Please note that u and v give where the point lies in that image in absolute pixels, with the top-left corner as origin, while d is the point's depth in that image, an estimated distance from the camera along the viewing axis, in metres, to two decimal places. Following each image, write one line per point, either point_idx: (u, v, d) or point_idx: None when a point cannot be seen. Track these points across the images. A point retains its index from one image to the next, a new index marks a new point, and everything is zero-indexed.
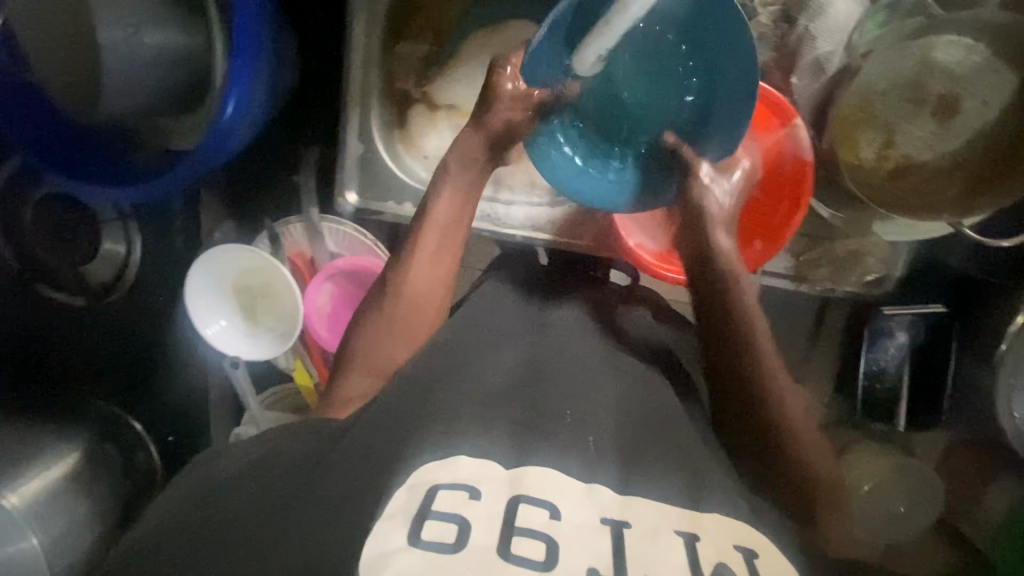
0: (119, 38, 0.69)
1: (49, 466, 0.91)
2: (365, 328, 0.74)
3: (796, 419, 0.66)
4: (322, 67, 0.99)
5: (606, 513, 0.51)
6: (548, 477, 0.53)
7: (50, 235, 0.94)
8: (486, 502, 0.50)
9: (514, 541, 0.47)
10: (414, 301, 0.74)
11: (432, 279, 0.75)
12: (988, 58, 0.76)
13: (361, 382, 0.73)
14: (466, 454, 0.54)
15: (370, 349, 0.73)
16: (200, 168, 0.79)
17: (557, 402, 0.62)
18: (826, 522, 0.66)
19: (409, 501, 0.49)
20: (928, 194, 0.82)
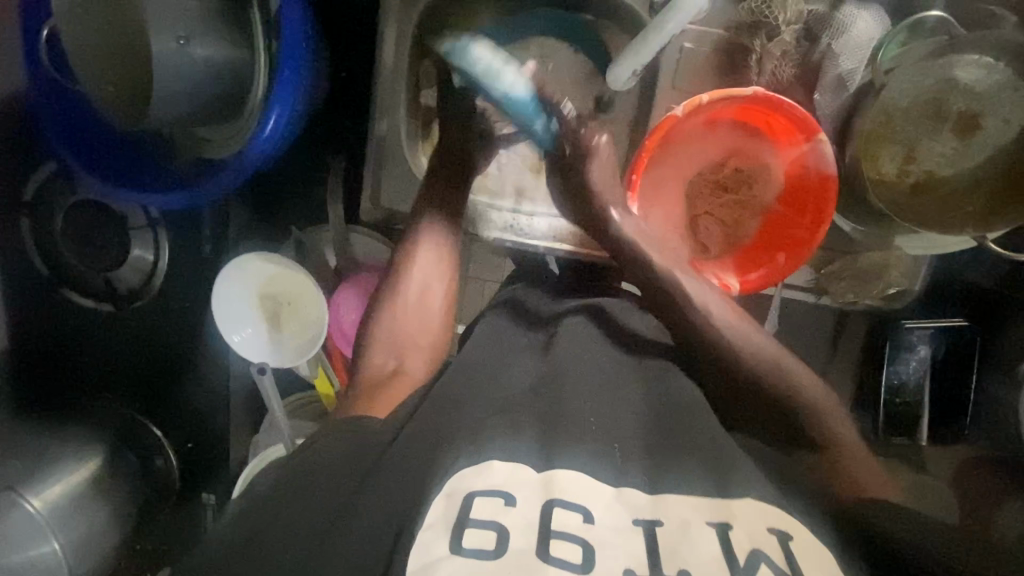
0: (170, 49, 0.69)
1: (69, 472, 0.92)
2: (379, 323, 0.84)
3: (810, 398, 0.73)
4: (351, 80, 1.01)
5: (639, 514, 0.51)
6: (582, 479, 0.53)
7: (82, 241, 0.96)
8: (521, 508, 0.50)
9: (552, 543, 0.48)
10: (417, 300, 0.85)
11: (426, 282, 0.87)
12: (1008, 78, 0.77)
13: (384, 371, 0.79)
14: (498, 458, 0.53)
15: (391, 336, 0.83)
16: (237, 176, 0.82)
17: (579, 412, 0.61)
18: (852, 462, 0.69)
19: (447, 508, 0.49)
20: (949, 209, 0.83)
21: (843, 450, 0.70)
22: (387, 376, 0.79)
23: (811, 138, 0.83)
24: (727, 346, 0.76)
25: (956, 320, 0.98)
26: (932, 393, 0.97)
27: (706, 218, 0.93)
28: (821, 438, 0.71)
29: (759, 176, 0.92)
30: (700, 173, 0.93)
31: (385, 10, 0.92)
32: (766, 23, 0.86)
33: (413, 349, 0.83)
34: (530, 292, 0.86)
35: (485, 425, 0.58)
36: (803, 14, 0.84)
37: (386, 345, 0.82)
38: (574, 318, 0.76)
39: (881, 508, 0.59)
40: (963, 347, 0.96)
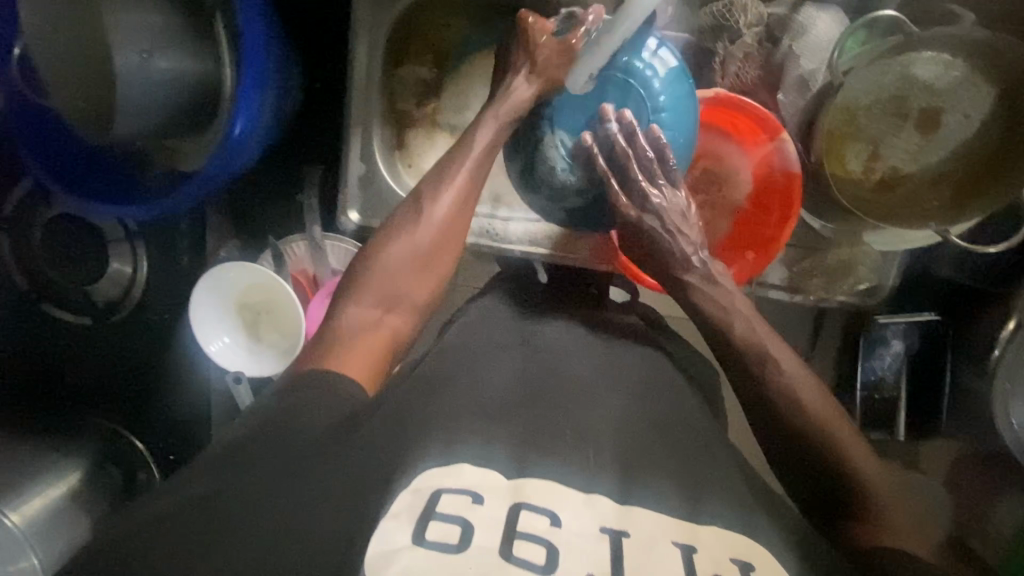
0: (133, 63, 0.70)
1: (50, 485, 0.92)
2: (382, 259, 0.75)
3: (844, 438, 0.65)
4: (326, 90, 1.03)
5: (606, 522, 0.52)
6: (552, 487, 0.54)
7: (59, 254, 0.97)
8: (488, 507, 0.51)
9: (516, 544, 0.49)
10: (429, 252, 0.77)
11: (444, 242, 0.78)
12: (966, 72, 0.79)
13: (372, 321, 0.72)
14: (469, 462, 0.54)
15: (381, 285, 0.74)
16: (207, 183, 0.83)
17: (555, 423, 0.62)
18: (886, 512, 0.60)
19: (413, 503, 0.50)
20: (914, 204, 0.84)
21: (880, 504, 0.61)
22: (370, 326, 0.72)
23: (775, 138, 0.86)
24: (779, 396, 0.68)
25: (929, 314, 0.99)
26: (907, 386, 0.98)
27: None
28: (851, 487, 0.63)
29: (727, 176, 0.91)
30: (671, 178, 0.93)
31: (356, 22, 0.94)
32: (729, 27, 0.87)
33: (402, 307, 0.75)
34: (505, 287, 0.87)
35: (451, 422, 0.59)
36: (764, 17, 0.86)
37: (378, 294, 0.74)
38: (552, 325, 0.78)
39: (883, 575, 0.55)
40: (938, 341, 0.97)
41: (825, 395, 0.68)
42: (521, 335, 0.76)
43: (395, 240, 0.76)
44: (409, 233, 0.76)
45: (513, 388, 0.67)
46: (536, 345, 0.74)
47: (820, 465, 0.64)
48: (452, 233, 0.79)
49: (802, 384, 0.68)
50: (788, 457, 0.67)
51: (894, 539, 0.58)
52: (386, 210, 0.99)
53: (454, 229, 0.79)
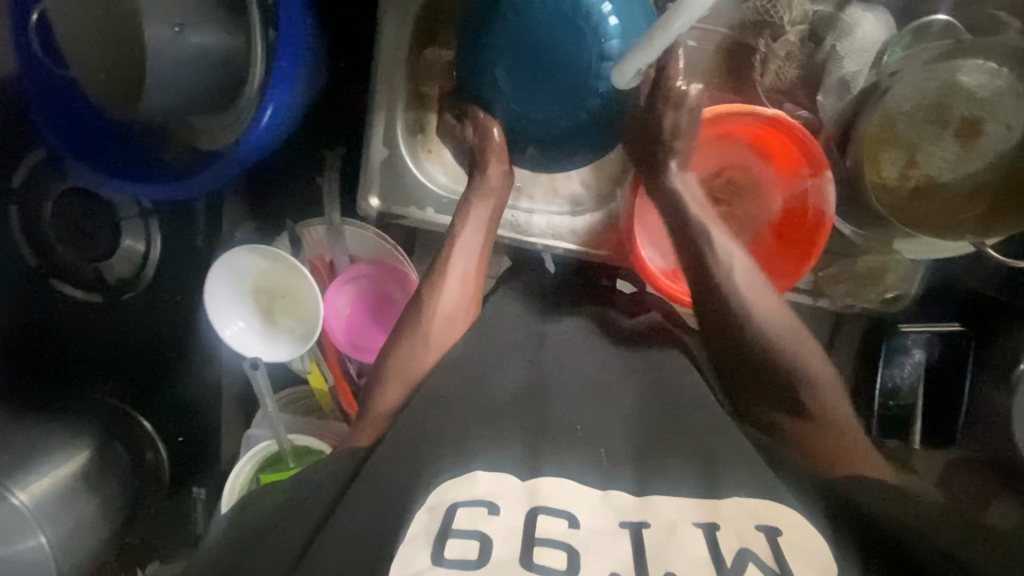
0: (165, 37, 0.68)
1: (59, 465, 0.91)
2: (400, 341, 0.73)
3: (793, 339, 0.70)
4: (350, 70, 1.00)
5: (626, 517, 0.52)
6: (564, 483, 0.54)
7: (71, 230, 0.95)
8: (505, 516, 0.50)
9: (537, 550, 0.48)
10: (438, 337, 0.74)
11: (454, 321, 0.75)
12: (1010, 83, 0.78)
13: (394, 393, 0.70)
14: (482, 468, 0.54)
15: (400, 369, 0.72)
16: (232, 169, 0.80)
17: (565, 418, 0.62)
18: (821, 412, 0.67)
19: (430, 521, 0.50)
20: (949, 214, 0.82)
21: (826, 415, 0.67)
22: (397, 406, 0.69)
23: (817, 175, 0.85)
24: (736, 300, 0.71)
25: (952, 325, 0.98)
26: (924, 396, 0.97)
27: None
28: (798, 398, 0.68)
29: (751, 196, 0.91)
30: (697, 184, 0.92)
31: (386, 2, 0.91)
32: (771, 24, 0.86)
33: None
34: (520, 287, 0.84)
35: (477, 429, 0.59)
36: (809, 15, 0.85)
37: (399, 373, 0.71)
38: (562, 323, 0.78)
39: (861, 488, 0.57)
40: (957, 352, 0.96)
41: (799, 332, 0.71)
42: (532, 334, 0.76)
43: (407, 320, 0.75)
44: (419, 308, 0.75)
45: (522, 385, 0.68)
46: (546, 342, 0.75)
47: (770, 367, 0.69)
48: (472, 287, 0.77)
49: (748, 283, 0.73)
50: (758, 384, 0.70)
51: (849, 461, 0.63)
52: (408, 197, 0.97)
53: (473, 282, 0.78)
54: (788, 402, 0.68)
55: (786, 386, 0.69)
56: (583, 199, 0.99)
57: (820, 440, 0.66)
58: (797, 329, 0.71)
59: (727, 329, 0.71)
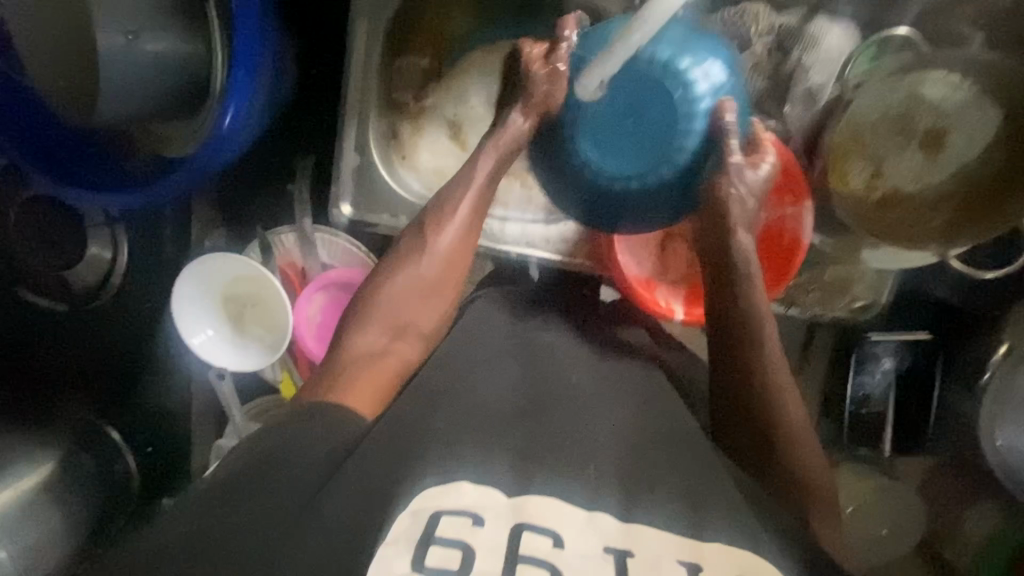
0: (117, 44, 0.67)
1: (20, 478, 0.90)
2: (390, 289, 0.76)
3: (804, 443, 0.71)
4: (322, 78, 0.99)
5: (610, 541, 0.52)
6: (552, 503, 0.54)
7: (33, 238, 0.93)
8: (489, 529, 0.52)
9: (519, 566, 0.50)
10: (431, 282, 0.77)
11: (449, 266, 0.78)
12: (973, 95, 0.78)
13: (376, 351, 0.72)
14: (468, 479, 0.55)
15: (387, 312, 0.75)
16: (193, 177, 0.79)
17: (559, 435, 0.61)
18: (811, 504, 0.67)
19: (413, 525, 0.51)
20: (914, 224, 0.84)
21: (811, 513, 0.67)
22: (378, 354, 0.72)
23: (797, 203, 0.86)
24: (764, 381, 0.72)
25: (920, 332, 0.98)
26: (895, 404, 0.97)
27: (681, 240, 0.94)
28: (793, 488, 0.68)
29: None
30: None
31: (356, 11, 0.91)
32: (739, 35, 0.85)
33: (412, 333, 0.76)
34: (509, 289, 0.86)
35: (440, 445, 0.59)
36: (775, 27, 0.85)
37: (384, 322, 0.74)
38: (550, 332, 0.77)
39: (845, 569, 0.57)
40: (928, 360, 0.97)
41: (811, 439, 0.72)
42: (517, 342, 0.74)
43: (403, 272, 0.77)
44: (415, 258, 0.77)
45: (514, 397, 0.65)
46: (534, 348, 0.74)
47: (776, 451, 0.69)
48: (462, 251, 0.79)
49: (780, 370, 0.73)
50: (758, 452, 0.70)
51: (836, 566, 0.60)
52: (380, 204, 0.96)
53: (463, 248, 0.79)
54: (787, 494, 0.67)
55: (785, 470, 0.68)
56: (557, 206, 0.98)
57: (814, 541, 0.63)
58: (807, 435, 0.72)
59: (753, 406, 0.71)
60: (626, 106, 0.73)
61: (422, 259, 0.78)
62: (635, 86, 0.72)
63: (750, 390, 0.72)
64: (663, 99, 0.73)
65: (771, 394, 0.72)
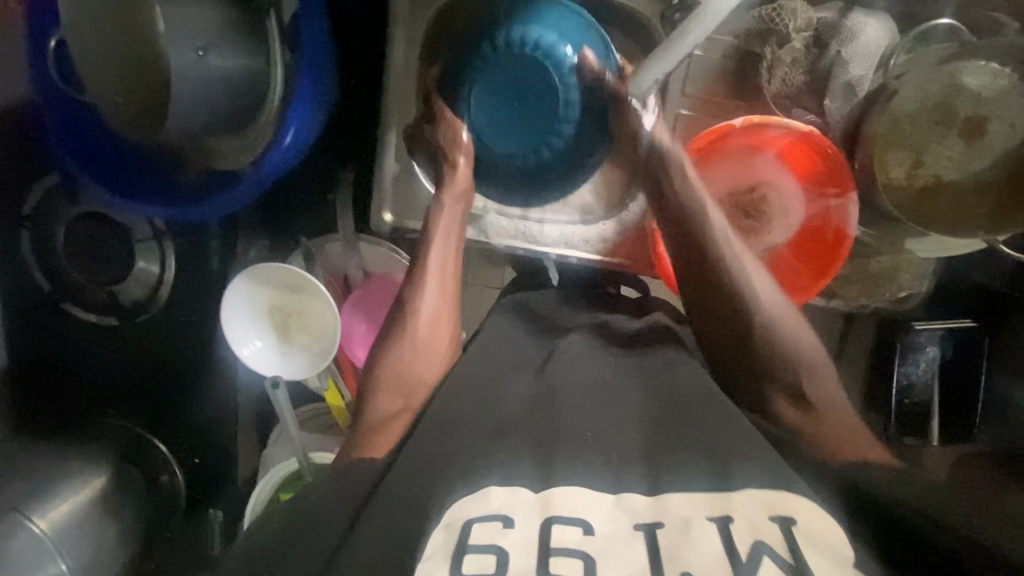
0: (190, 59, 0.68)
1: (76, 490, 0.90)
2: (390, 353, 0.77)
3: (811, 355, 0.73)
4: (360, 88, 1.01)
5: (639, 519, 0.52)
6: (581, 493, 0.53)
7: (82, 254, 0.95)
8: (521, 529, 0.51)
9: (552, 560, 0.49)
10: (427, 340, 0.79)
11: (436, 328, 0.80)
12: (1015, 81, 0.79)
13: (393, 412, 0.73)
14: (496, 483, 0.55)
15: (395, 378, 0.76)
16: (256, 188, 0.82)
17: (581, 423, 0.62)
18: (828, 408, 0.70)
19: (445, 539, 0.50)
20: (959, 212, 0.84)
21: (832, 415, 0.69)
22: (392, 416, 0.73)
23: (842, 195, 0.88)
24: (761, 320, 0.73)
25: (967, 320, 0.98)
26: (940, 391, 0.98)
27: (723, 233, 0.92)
28: (810, 398, 0.71)
29: (780, 212, 0.91)
30: (731, 193, 0.91)
31: (394, 21, 0.93)
32: (776, 32, 0.85)
33: (418, 389, 0.76)
34: (528, 296, 0.88)
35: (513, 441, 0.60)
36: (813, 21, 0.85)
37: (397, 386, 0.75)
38: (572, 336, 0.77)
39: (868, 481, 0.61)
40: (973, 347, 0.97)
41: (816, 344, 0.74)
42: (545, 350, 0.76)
43: (393, 336, 0.79)
44: (403, 323, 0.79)
45: (526, 402, 0.67)
46: (557, 355, 0.73)
47: (787, 374, 0.72)
48: (447, 300, 0.83)
49: (772, 303, 0.75)
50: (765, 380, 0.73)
51: (850, 447, 0.66)
52: (422, 209, 0.98)
53: (448, 297, 0.83)
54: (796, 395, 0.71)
55: (799, 387, 0.71)
56: (593, 207, 0.99)
57: (827, 429, 0.68)
58: (812, 342, 0.74)
59: (751, 343, 0.73)
60: (508, 86, 0.86)
61: (413, 318, 0.80)
62: (519, 70, 0.85)
63: (743, 331, 0.74)
64: (541, 83, 0.85)
65: (764, 328, 0.73)
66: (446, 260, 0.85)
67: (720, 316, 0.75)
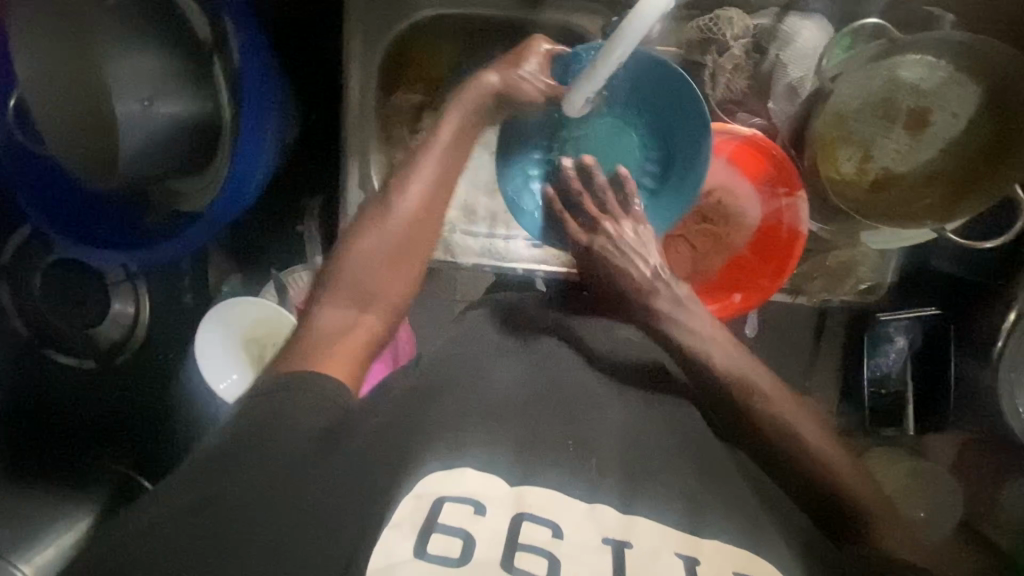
0: (135, 111, 0.73)
1: (61, 533, 0.94)
2: (353, 258, 0.73)
3: (864, 490, 0.68)
4: (321, 121, 1.04)
5: (608, 533, 0.54)
6: (549, 495, 0.56)
7: (58, 300, 0.97)
8: (491, 517, 0.53)
9: (517, 554, 0.51)
10: (394, 250, 0.74)
11: (403, 243, 0.74)
12: (951, 73, 0.81)
13: (344, 324, 0.69)
14: (472, 467, 0.57)
15: (354, 283, 0.72)
16: (211, 229, 0.82)
17: (555, 430, 0.64)
18: (883, 537, 0.66)
19: (416, 509, 0.53)
20: (910, 203, 0.86)
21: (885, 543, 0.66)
22: (347, 328, 0.69)
23: (791, 194, 0.89)
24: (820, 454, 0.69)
25: (928, 308, 0.99)
26: (913, 381, 0.99)
27: (682, 241, 0.93)
28: (867, 534, 0.66)
29: (737, 213, 0.93)
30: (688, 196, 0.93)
31: (348, 56, 0.95)
32: (716, 40, 0.88)
33: (376, 304, 0.72)
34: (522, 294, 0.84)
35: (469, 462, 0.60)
36: (750, 28, 0.87)
37: (351, 293, 0.71)
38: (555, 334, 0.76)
39: None
40: (937, 335, 0.98)
41: (867, 477, 0.70)
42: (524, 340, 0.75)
43: (365, 241, 0.73)
44: (373, 226, 0.74)
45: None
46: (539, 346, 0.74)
47: (841, 504, 0.68)
48: (426, 222, 0.76)
49: (826, 442, 0.70)
50: (817, 502, 0.69)
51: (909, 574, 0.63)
52: None
53: (428, 219, 0.76)
54: (844, 527, 0.68)
55: (855, 517, 0.67)
56: None
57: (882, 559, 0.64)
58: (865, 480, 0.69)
59: (806, 476, 0.69)
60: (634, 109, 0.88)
61: (381, 229, 0.74)
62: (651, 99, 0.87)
63: (795, 462, 0.69)
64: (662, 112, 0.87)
65: (826, 464, 0.69)
66: (441, 181, 0.77)
67: (764, 445, 0.71)
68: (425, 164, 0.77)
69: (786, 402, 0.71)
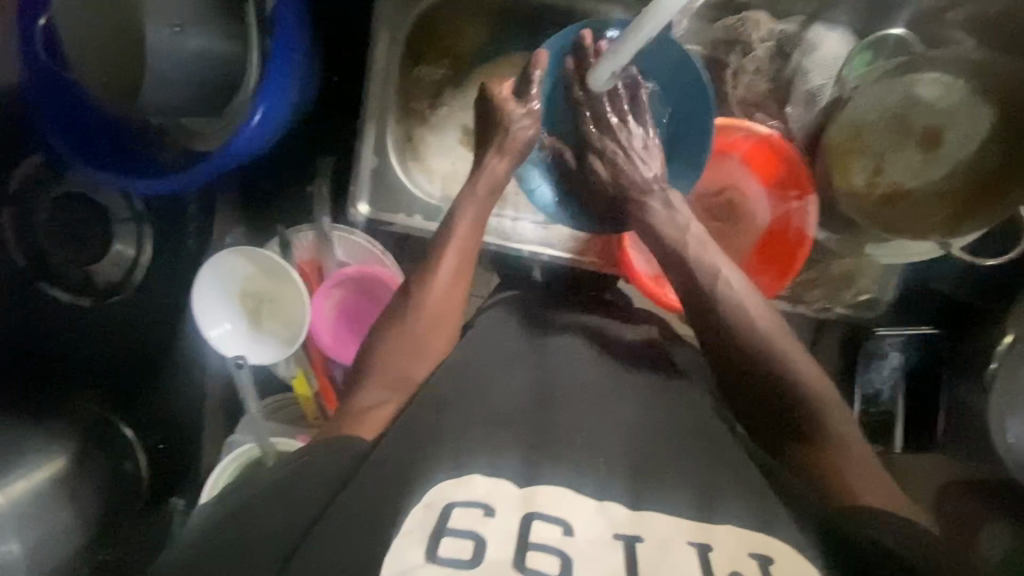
0: (164, 36, 0.73)
1: (35, 467, 0.88)
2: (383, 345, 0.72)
3: (817, 385, 0.67)
4: (342, 85, 1.05)
5: (620, 528, 0.52)
6: (563, 494, 0.53)
7: (60, 232, 0.95)
8: (501, 519, 0.50)
9: (530, 554, 0.49)
10: (426, 336, 0.73)
11: (434, 325, 0.73)
12: (968, 93, 0.83)
13: (376, 402, 0.67)
14: (480, 473, 0.54)
15: (388, 366, 0.70)
16: (221, 167, 0.82)
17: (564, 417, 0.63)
18: (833, 435, 0.66)
19: (425, 517, 0.50)
20: (917, 218, 0.87)
21: (835, 440, 0.65)
22: (374, 406, 0.67)
23: (802, 197, 0.90)
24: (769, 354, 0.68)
25: (925, 327, 1.00)
26: (905, 402, 0.99)
27: None
28: (818, 430, 0.66)
29: (745, 214, 0.94)
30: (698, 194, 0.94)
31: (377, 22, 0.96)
32: (741, 40, 0.90)
33: (406, 389, 0.69)
34: (524, 294, 0.85)
35: (476, 433, 0.59)
36: (774, 33, 0.89)
37: (390, 379, 0.69)
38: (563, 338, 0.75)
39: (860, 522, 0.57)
40: (932, 353, 0.99)
41: (818, 371, 0.69)
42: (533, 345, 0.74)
43: (391, 332, 0.73)
44: (407, 303, 0.74)
45: (514, 399, 0.65)
46: (545, 352, 0.73)
47: (786, 404, 0.68)
48: (456, 298, 0.76)
49: (776, 337, 0.69)
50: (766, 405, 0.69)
51: (859, 476, 0.63)
52: (397, 203, 1.00)
53: (456, 295, 0.76)
54: (792, 427, 0.67)
55: (802, 416, 0.67)
56: None
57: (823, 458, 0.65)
58: (819, 376, 0.68)
59: (748, 374, 0.69)
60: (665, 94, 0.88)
61: (419, 306, 0.74)
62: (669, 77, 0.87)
63: (740, 358, 0.70)
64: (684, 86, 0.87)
65: (771, 360, 0.68)
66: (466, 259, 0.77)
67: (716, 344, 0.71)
68: (446, 242, 0.78)
69: (740, 305, 0.71)
